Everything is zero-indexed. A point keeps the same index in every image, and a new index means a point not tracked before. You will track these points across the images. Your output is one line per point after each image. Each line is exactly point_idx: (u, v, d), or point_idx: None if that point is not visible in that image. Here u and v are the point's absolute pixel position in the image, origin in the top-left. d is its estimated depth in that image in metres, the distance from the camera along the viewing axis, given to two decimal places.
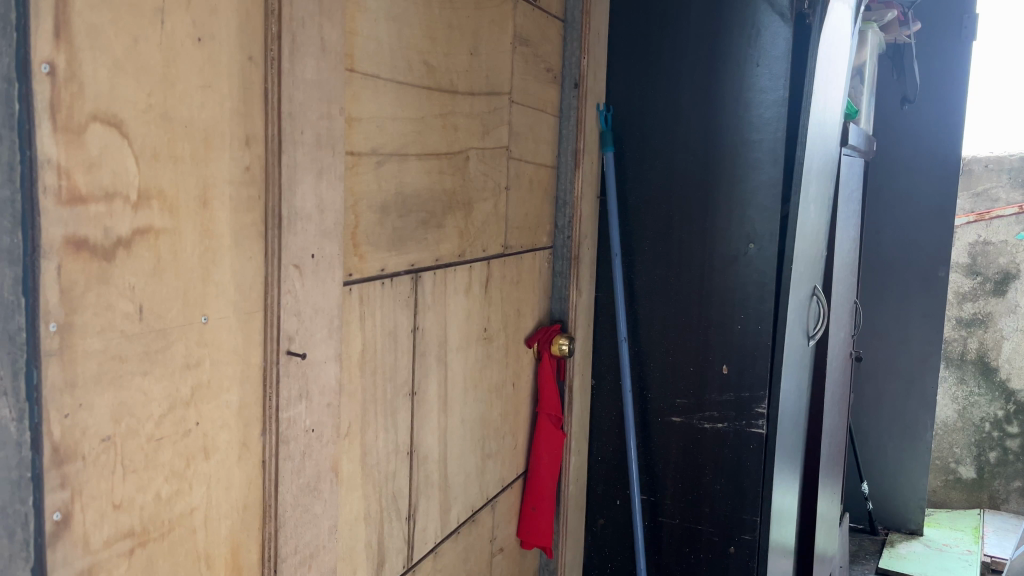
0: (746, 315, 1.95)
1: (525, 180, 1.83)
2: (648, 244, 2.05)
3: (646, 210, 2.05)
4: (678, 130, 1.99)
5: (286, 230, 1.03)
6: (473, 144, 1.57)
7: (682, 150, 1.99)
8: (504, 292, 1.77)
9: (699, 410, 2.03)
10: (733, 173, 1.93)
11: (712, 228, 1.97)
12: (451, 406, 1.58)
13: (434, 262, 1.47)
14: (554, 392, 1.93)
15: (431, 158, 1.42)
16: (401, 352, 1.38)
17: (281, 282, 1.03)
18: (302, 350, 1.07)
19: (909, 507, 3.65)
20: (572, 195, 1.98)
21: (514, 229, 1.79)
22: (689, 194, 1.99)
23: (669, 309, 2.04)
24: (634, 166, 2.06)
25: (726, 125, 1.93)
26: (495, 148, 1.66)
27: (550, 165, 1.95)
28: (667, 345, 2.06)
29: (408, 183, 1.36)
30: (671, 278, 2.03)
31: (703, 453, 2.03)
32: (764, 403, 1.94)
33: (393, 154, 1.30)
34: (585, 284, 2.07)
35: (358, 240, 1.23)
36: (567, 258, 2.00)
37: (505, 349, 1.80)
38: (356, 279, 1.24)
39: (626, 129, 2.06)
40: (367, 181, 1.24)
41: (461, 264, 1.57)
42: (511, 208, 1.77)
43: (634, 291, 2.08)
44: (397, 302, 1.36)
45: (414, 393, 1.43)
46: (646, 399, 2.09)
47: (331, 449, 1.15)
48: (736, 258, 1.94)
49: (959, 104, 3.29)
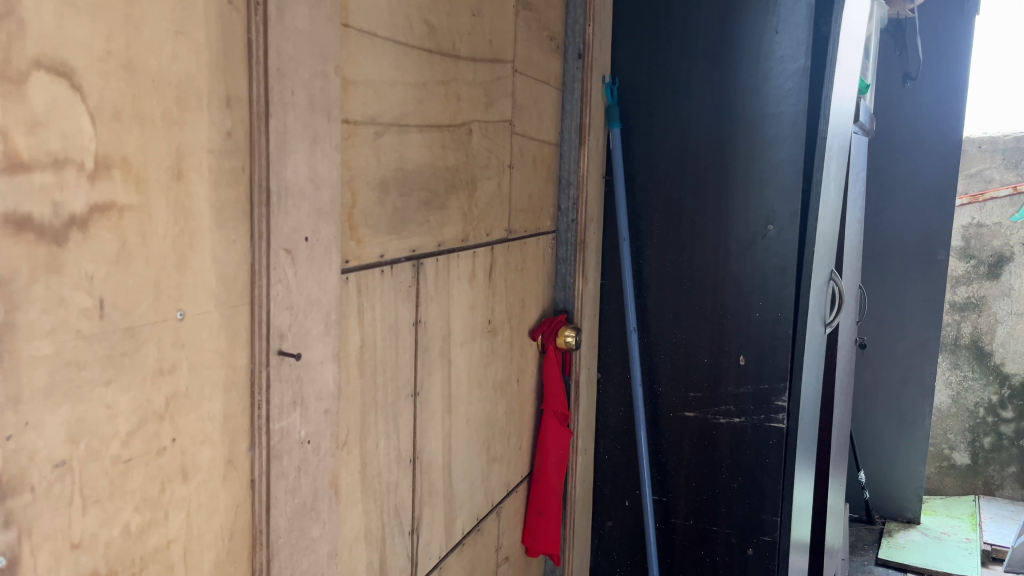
0: (765, 304, 1.82)
1: (527, 157, 1.68)
2: (658, 227, 1.92)
3: (655, 191, 1.91)
4: (690, 104, 1.86)
5: (275, 209, 0.87)
6: (476, 116, 1.42)
7: (695, 126, 1.85)
8: (508, 280, 1.63)
9: (713, 404, 1.90)
10: (750, 150, 1.80)
11: (728, 209, 1.84)
12: (455, 407, 1.43)
13: (437, 248, 1.31)
14: (560, 386, 1.80)
15: (432, 131, 1.27)
16: (402, 349, 1.23)
17: (270, 270, 0.87)
18: (296, 350, 0.92)
19: (906, 495, 3.57)
20: (577, 175, 1.84)
21: (518, 212, 1.65)
22: (703, 172, 1.86)
23: (680, 296, 1.91)
24: (642, 143, 1.92)
25: (742, 98, 1.80)
26: (499, 122, 1.51)
27: (553, 142, 1.81)
28: (679, 336, 1.92)
29: (409, 158, 1.21)
30: (684, 263, 1.90)
31: (718, 450, 1.91)
32: (785, 396, 1.82)
33: (392, 124, 1.15)
34: (591, 271, 1.93)
35: (355, 222, 1.08)
36: (572, 243, 1.86)
37: (510, 343, 1.65)
38: (354, 266, 1.08)
39: (633, 103, 1.92)
40: (363, 154, 1.08)
41: (465, 249, 1.42)
42: (515, 189, 1.62)
43: (643, 278, 1.95)
44: (398, 293, 1.20)
45: (416, 393, 1.28)
46: (656, 393, 1.96)
47: (330, 463, 1.00)
48: (754, 241, 1.82)
49: (960, 82, 3.19)
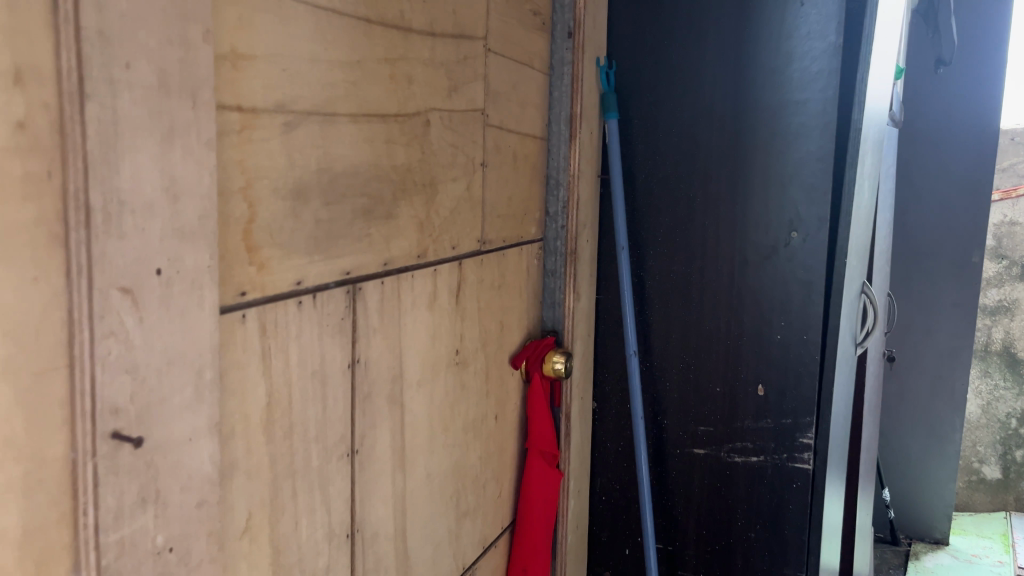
0: (789, 324, 1.55)
1: (506, 154, 1.41)
2: (662, 233, 1.65)
3: (660, 192, 1.64)
4: (699, 90, 1.59)
5: (103, 231, 0.60)
6: (436, 103, 1.15)
7: (705, 116, 1.58)
8: (481, 300, 1.36)
9: (727, 440, 1.64)
10: (770, 143, 1.53)
11: (744, 213, 1.57)
12: (411, 459, 1.17)
13: (382, 268, 1.05)
14: (547, 423, 1.53)
15: (373, 122, 1.01)
16: (332, 399, 0.97)
17: (97, 320, 0.60)
18: (138, 433, 0.64)
19: (935, 516, 3.30)
20: (567, 174, 1.58)
21: (494, 218, 1.38)
22: (716, 171, 1.59)
23: (689, 314, 1.65)
24: (644, 136, 1.64)
25: (761, 82, 1.53)
26: (466, 111, 1.25)
27: (538, 135, 1.55)
28: (687, 360, 1.66)
29: (339, 157, 0.94)
30: (692, 276, 1.63)
31: (734, 494, 1.64)
32: (811, 433, 1.55)
33: (312, 113, 0.89)
34: (585, 285, 1.66)
35: (254, 242, 0.82)
36: (561, 253, 1.60)
37: (484, 374, 1.39)
38: (253, 298, 0.82)
39: (633, 89, 1.65)
40: (266, 153, 0.82)
41: (422, 267, 1.16)
42: (489, 191, 1.36)
43: (644, 293, 1.68)
44: (325, 328, 0.94)
45: (354, 451, 1.02)
46: (660, 426, 1.70)
47: (210, 571, 0.73)
48: (776, 250, 1.55)
49: (998, 68, 2.90)
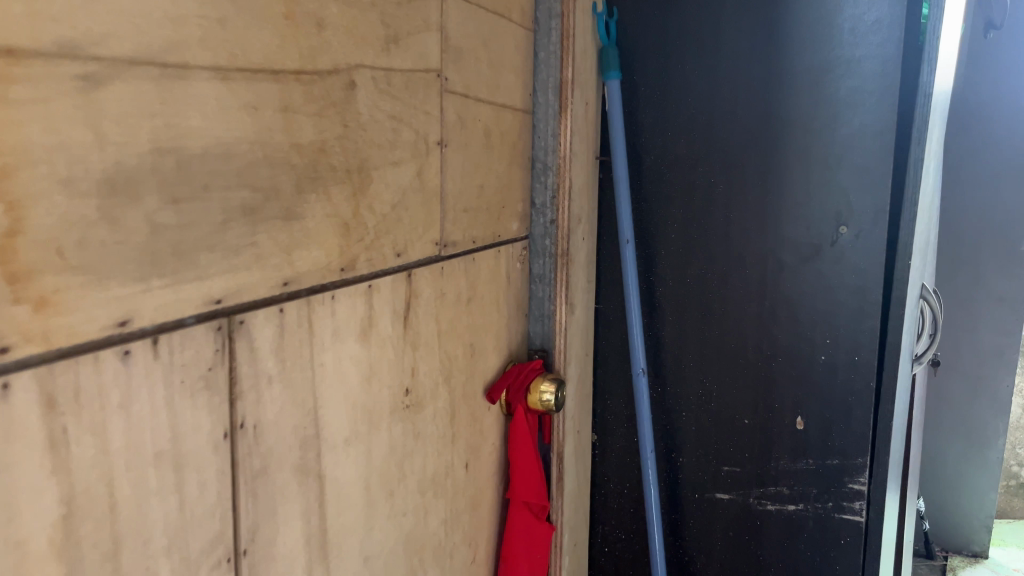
0: (836, 343, 1.23)
1: (475, 130, 1.10)
2: (676, 229, 1.33)
3: (673, 177, 1.32)
4: (721, 49, 1.26)
5: None
6: (363, 58, 0.84)
7: (729, 81, 1.26)
8: (443, 321, 1.05)
9: (757, 484, 1.33)
10: (813, 113, 1.21)
11: (778, 203, 1.25)
12: (339, 545, 0.86)
13: (281, 292, 0.74)
14: (533, 468, 1.23)
15: (258, 80, 0.70)
16: (197, 488, 0.66)
17: None
18: None
19: (974, 528, 2.97)
20: (557, 156, 1.26)
21: (459, 214, 1.07)
22: (742, 150, 1.27)
23: (710, 329, 1.33)
24: (653, 107, 1.32)
25: (801, 36, 1.20)
26: (414, 71, 0.94)
27: (519, 106, 1.23)
28: (707, 385, 1.34)
29: (195, 131, 0.63)
30: (714, 282, 1.32)
31: (765, 549, 1.34)
32: (863, 479, 1.24)
33: (137, 61, 0.58)
34: (582, 293, 1.35)
35: (23, 268, 0.51)
36: (550, 255, 1.29)
37: (448, 415, 1.08)
38: (27, 356, 0.51)
39: (639, 49, 1.33)
40: (39, 124, 0.51)
41: (348, 284, 0.85)
42: (450, 178, 1.04)
43: (654, 302, 1.37)
44: (179, 388, 0.64)
45: (240, 554, 0.71)
46: (676, 464, 1.39)
47: None
48: (819, 250, 1.23)
49: None
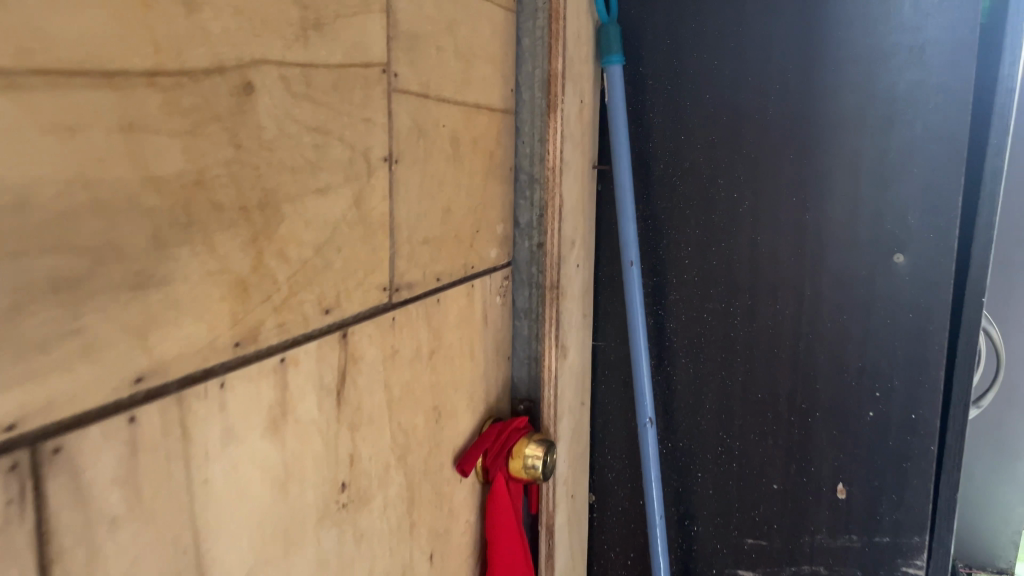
0: (889, 397, 1.03)
1: (437, 138, 0.87)
2: (691, 255, 1.12)
3: (690, 193, 1.11)
4: (747, 39, 1.05)
5: None
6: (265, 50, 0.60)
7: (760, 78, 1.05)
8: (394, 387, 0.82)
9: (791, 559, 1.13)
10: (863, 117, 1.00)
11: (819, 226, 1.04)
12: None
13: (145, 391, 0.53)
14: (516, 552, 1.00)
15: (79, 87, 0.46)
16: None
17: None
18: None
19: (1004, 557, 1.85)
20: (544, 166, 1.02)
21: (415, 246, 0.84)
22: (774, 162, 1.06)
23: (733, 374, 1.12)
24: (664, 108, 1.11)
25: (849, 21, 0.99)
26: (347, 66, 0.70)
27: (497, 105, 0.99)
28: (729, 440, 1.13)
29: None
30: (738, 320, 1.10)
31: None
32: (920, 560, 1.05)
33: None
34: (576, 330, 1.12)
35: None
36: (537, 286, 1.06)
37: (402, 501, 0.85)
38: None
39: (645, 40, 1.11)
40: None
41: (251, 361, 0.62)
42: (402, 202, 0.81)
43: (663, 339, 1.16)
44: None
45: None
46: (692, 529, 1.19)
47: None
48: (869, 285, 1.02)
49: None
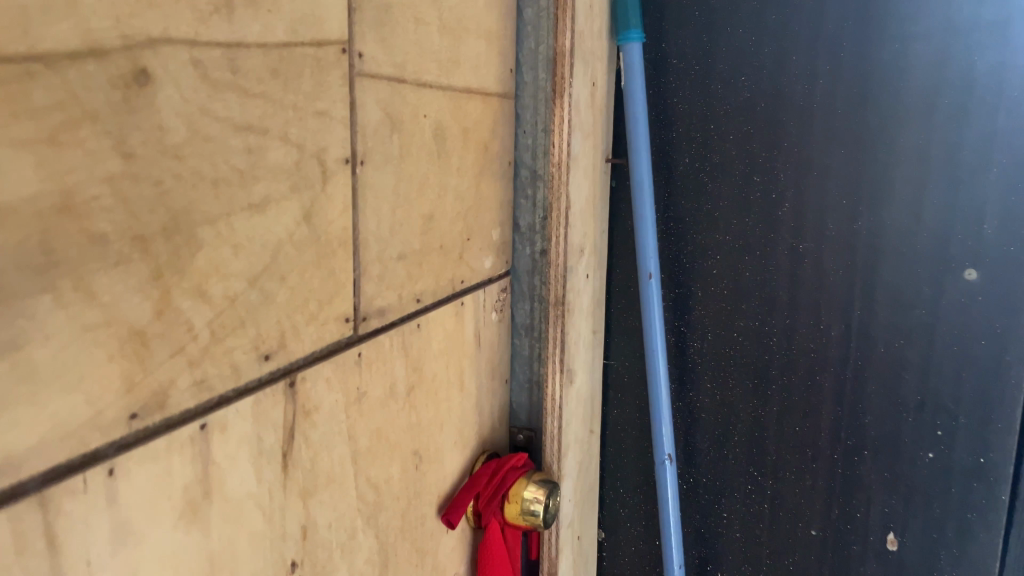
0: (951, 437, 1.00)
1: (418, 131, 0.72)
2: (723, 279, 1.09)
3: (721, 208, 1.08)
4: (792, 59, 1.02)
5: None
6: (169, 24, 0.45)
7: (814, 90, 1.01)
8: (362, 435, 0.68)
9: None
10: (930, 135, 0.97)
11: (879, 250, 1.01)
12: None
13: (67, 461, 0.42)
14: None
15: None
16: None
17: None
18: None
19: None
20: (548, 161, 0.87)
21: (390, 264, 0.69)
22: (824, 181, 1.03)
23: (774, 400, 1.09)
24: (692, 128, 1.08)
25: (910, 46, 0.96)
26: (292, 46, 0.55)
27: (494, 89, 0.84)
28: (768, 469, 1.11)
29: None
30: (781, 345, 1.08)
31: None
32: None
33: None
34: (583, 349, 0.98)
35: None
36: (540, 300, 0.91)
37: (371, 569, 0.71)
38: None
39: (669, 35, 1.07)
40: None
41: (166, 431, 0.48)
42: (372, 213, 0.66)
43: (687, 367, 1.14)
44: None
45: None
46: (715, 554, 1.16)
47: None
48: (936, 313, 0.99)
49: None
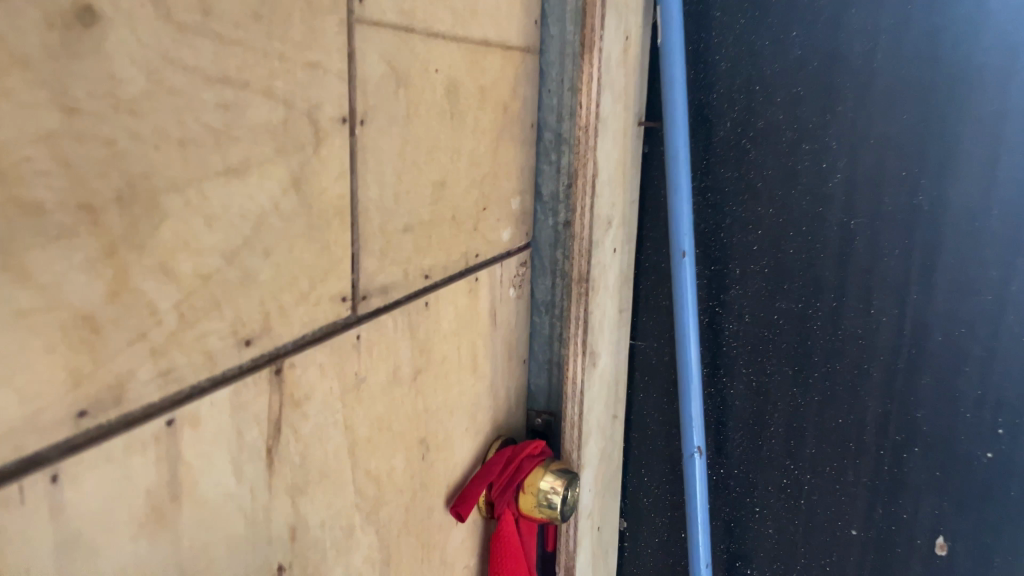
0: (1013, 438, 0.95)
1: (428, 88, 0.64)
2: (764, 256, 1.03)
3: (764, 180, 1.02)
4: (852, 19, 0.94)
5: None
6: None
7: (878, 56, 0.94)
8: (361, 425, 0.62)
9: None
10: (1006, 108, 0.89)
11: (941, 234, 0.94)
12: None
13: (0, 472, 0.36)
14: None
15: None
16: None
17: None
18: None
19: None
20: (574, 124, 0.79)
21: (394, 236, 0.62)
22: (882, 157, 0.96)
23: (819, 390, 1.04)
24: (734, 89, 1.00)
25: (985, 9, 0.89)
26: None
27: (517, 43, 0.76)
28: (810, 462, 1.07)
29: None
30: (828, 331, 1.02)
31: None
32: None
33: None
34: (608, 329, 0.91)
35: None
36: (562, 277, 0.84)
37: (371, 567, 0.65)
38: None
39: None
40: None
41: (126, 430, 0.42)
42: (374, 179, 0.59)
43: (722, 348, 1.09)
44: None
45: None
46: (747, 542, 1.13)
47: None
48: (1003, 304, 0.93)
49: None
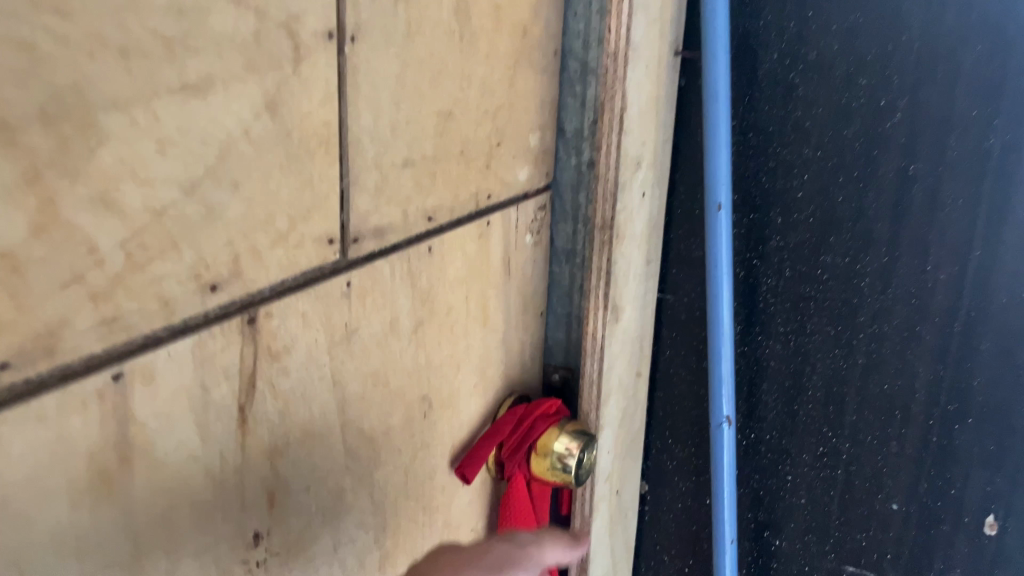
0: None
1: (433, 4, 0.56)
2: (810, 206, 0.95)
3: (813, 123, 0.93)
4: None
5: None
6: None
7: None
8: (352, 380, 0.56)
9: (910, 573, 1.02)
10: None
11: (1011, 189, 0.87)
12: None
13: None
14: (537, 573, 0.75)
15: None
16: None
17: None
18: None
19: None
20: (602, 51, 0.71)
21: (392, 172, 0.56)
22: (949, 101, 0.87)
23: (866, 353, 0.97)
24: (785, 19, 0.91)
25: None
26: None
27: None
28: (851, 429, 1.00)
29: None
30: (877, 291, 0.95)
31: None
32: None
33: None
34: (633, 280, 0.84)
35: None
36: (585, 223, 0.77)
37: (364, 532, 0.60)
38: None
39: None
40: None
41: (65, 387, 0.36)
42: (368, 105, 0.52)
43: (758, 306, 1.01)
44: None
45: None
46: (776, 510, 1.07)
47: None
48: None
49: None
